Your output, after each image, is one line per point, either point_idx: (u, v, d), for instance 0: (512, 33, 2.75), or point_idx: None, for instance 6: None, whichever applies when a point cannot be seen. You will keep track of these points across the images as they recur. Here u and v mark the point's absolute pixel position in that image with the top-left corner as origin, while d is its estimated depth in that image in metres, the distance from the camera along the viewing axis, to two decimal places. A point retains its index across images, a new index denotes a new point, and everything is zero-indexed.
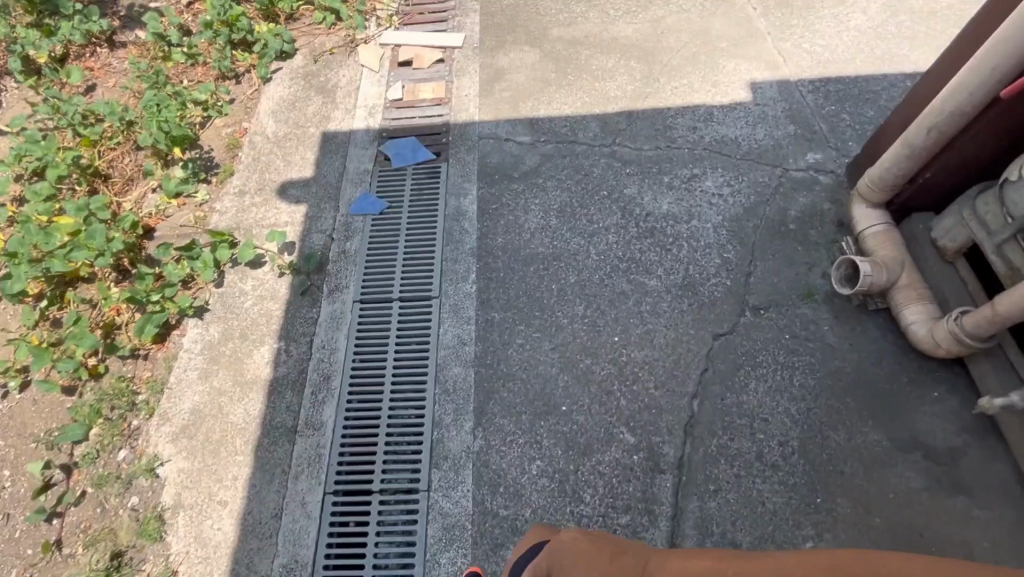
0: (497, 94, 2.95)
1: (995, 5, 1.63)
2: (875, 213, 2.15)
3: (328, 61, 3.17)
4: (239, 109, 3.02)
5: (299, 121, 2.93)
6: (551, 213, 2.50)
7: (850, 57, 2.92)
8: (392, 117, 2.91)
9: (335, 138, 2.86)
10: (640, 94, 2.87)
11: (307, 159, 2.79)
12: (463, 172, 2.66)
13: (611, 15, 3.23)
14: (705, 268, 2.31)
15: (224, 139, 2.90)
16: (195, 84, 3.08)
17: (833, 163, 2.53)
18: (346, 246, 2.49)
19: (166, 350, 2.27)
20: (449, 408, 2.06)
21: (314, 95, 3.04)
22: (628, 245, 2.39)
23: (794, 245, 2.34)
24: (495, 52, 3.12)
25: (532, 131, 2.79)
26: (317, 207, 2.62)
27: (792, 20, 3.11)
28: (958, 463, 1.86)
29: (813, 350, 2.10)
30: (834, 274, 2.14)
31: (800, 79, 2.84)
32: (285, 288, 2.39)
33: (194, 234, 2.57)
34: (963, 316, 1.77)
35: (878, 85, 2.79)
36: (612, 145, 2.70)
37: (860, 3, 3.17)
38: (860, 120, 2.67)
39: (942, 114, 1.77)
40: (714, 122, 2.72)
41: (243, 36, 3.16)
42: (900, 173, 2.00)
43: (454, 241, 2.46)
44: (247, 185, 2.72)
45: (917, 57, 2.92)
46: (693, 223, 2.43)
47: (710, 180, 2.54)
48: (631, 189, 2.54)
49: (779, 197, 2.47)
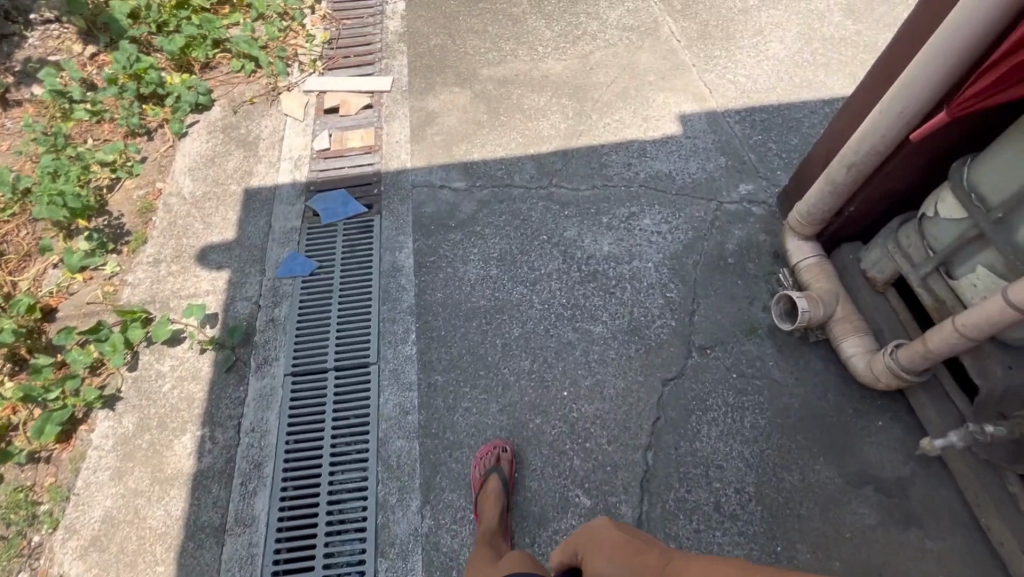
0: (429, 138, 2.86)
1: (906, 50, 1.66)
2: (806, 246, 2.18)
3: (248, 112, 3.01)
4: (151, 168, 2.81)
5: (218, 178, 2.75)
6: (491, 262, 2.42)
7: (772, 85, 3.01)
8: (320, 169, 2.77)
9: (259, 195, 2.69)
10: (574, 132, 2.85)
11: (228, 220, 2.61)
12: (397, 224, 2.55)
13: (540, 52, 3.22)
14: (650, 310, 2.28)
15: (136, 202, 2.68)
16: (101, 144, 2.84)
17: (764, 193, 2.57)
18: (275, 314, 2.33)
19: (71, 449, 2.03)
20: (393, 487, 1.93)
21: (234, 149, 2.86)
22: (572, 291, 2.34)
23: (734, 280, 2.35)
24: (425, 94, 3.03)
25: (467, 176, 2.71)
26: (242, 272, 2.44)
27: (715, 51, 3.18)
28: (907, 494, 1.87)
29: (761, 388, 2.09)
30: (773, 310, 2.14)
31: (727, 110, 2.90)
32: (208, 366, 2.20)
33: (102, 311, 2.34)
34: (898, 349, 1.79)
35: (800, 113, 2.88)
36: (549, 186, 2.66)
37: (776, 33, 3.28)
38: (786, 148, 2.73)
39: (859, 153, 1.80)
40: (648, 158, 2.73)
41: (153, 89, 2.95)
42: (827, 207, 2.03)
43: (391, 299, 2.34)
44: (162, 253, 2.51)
45: (833, 83, 3.03)
46: (635, 263, 2.41)
47: (648, 218, 2.53)
48: (571, 232, 2.50)
49: (716, 231, 2.48)
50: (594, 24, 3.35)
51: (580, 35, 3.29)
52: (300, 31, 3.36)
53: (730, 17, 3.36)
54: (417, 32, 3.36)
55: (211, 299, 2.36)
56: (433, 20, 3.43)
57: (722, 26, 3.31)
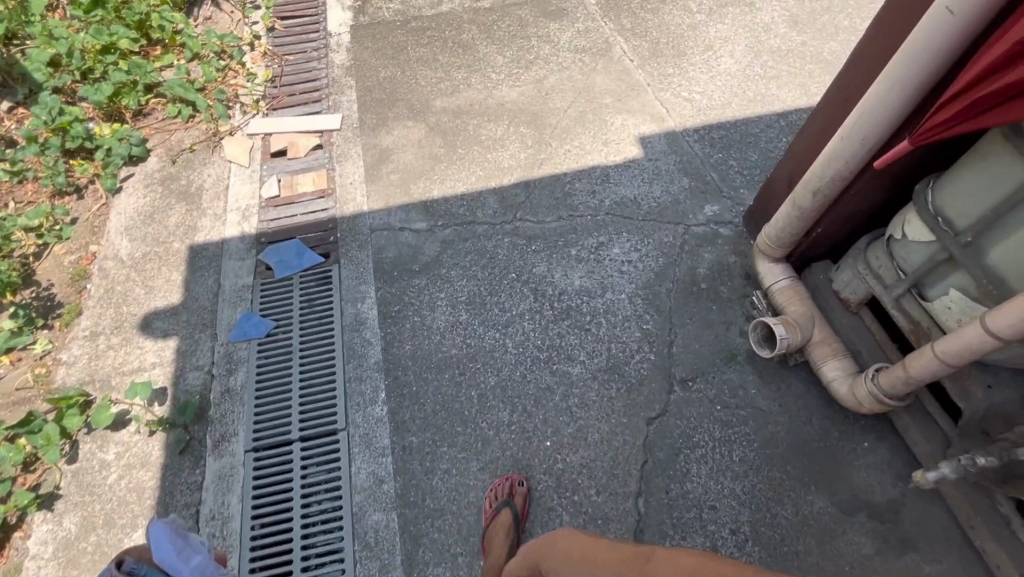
0: (385, 178, 2.73)
1: (865, 75, 1.65)
2: (778, 268, 2.16)
3: (188, 160, 2.81)
4: (83, 230, 2.58)
5: (158, 236, 2.55)
6: (460, 306, 2.31)
7: (727, 101, 3.01)
8: (270, 218, 2.60)
9: (205, 251, 2.50)
10: (534, 161, 2.78)
11: (172, 281, 2.41)
12: (357, 273, 2.42)
13: (493, 78, 3.13)
14: (627, 345, 2.21)
15: (67, 270, 2.45)
16: (24, 207, 2.61)
17: (730, 213, 2.55)
18: (230, 383, 2.15)
19: (5, 562, 1.81)
20: (373, 567, 1.79)
21: (175, 202, 2.66)
22: (546, 331, 2.25)
23: (708, 305, 2.30)
24: (377, 131, 2.90)
25: (428, 216, 2.59)
26: (191, 338, 2.26)
27: (669, 69, 3.16)
28: (899, 517, 1.85)
29: (746, 419, 2.04)
30: (751, 336, 2.11)
31: (686, 130, 2.88)
32: (159, 449, 2.01)
33: (35, 397, 2.12)
34: (879, 374, 1.77)
35: (757, 128, 2.89)
36: (514, 221, 2.57)
37: (726, 47, 3.29)
38: (747, 165, 2.73)
39: (824, 179, 1.78)
40: (612, 184, 2.68)
41: (79, 143, 2.71)
42: (795, 231, 2.01)
43: (356, 356, 2.20)
44: (99, 324, 2.30)
45: (786, 95, 3.06)
46: (608, 295, 2.33)
47: (618, 247, 2.47)
48: (540, 267, 2.41)
49: (686, 256, 2.43)
50: (546, 47, 3.28)
51: (533, 59, 3.22)
52: (239, 70, 3.17)
53: (680, 33, 3.36)
54: (364, 64, 3.22)
55: (157, 373, 2.17)
56: (380, 50, 3.29)
57: (673, 43, 3.30)
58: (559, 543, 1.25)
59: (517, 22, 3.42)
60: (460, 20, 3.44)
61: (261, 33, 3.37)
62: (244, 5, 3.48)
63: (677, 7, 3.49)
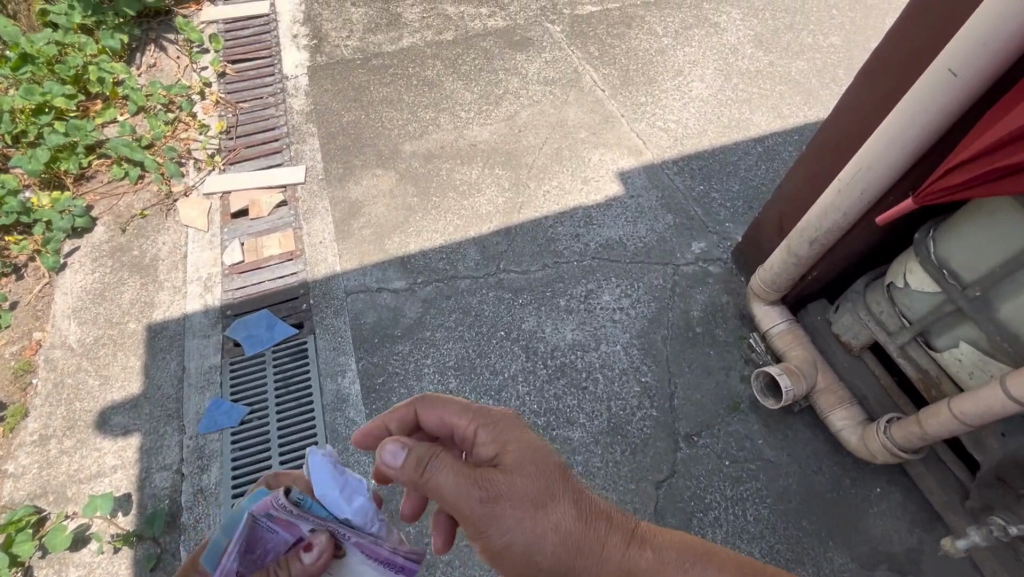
0: (357, 234, 2.57)
1: (853, 130, 1.66)
2: (774, 311, 2.10)
3: (140, 227, 2.58)
4: (25, 316, 2.32)
5: (111, 317, 2.32)
6: (449, 373, 2.19)
7: (702, 129, 2.97)
8: (236, 288, 2.41)
9: (165, 331, 2.29)
10: (513, 206, 2.66)
11: (130, 368, 2.20)
12: (336, 343, 2.26)
13: (463, 117, 3.00)
14: (628, 402, 2.12)
15: (8, 364, 2.20)
16: None
17: (718, 249, 2.49)
18: (203, 482, 1.97)
19: None
20: None
21: (127, 276, 2.43)
22: (542, 393, 2.14)
23: (706, 351, 2.23)
24: (345, 181, 2.74)
25: (406, 273, 2.44)
26: (155, 433, 2.06)
27: (641, 98, 3.09)
28: (920, 566, 1.80)
29: (757, 472, 1.97)
30: (754, 385, 2.05)
31: (664, 162, 2.81)
32: (127, 568, 1.82)
33: None
34: (891, 425, 1.74)
35: (734, 156, 2.85)
36: (498, 272, 2.45)
37: (696, 71, 3.24)
38: (729, 197, 2.68)
39: (819, 229, 1.75)
40: (595, 225, 2.59)
41: (14, 218, 2.44)
42: (791, 276, 1.97)
43: (341, 439, 2.05)
44: (50, 426, 2.07)
45: (760, 118, 3.03)
46: (603, 348, 2.24)
47: (607, 293, 2.38)
48: (529, 322, 2.30)
49: (678, 299, 2.36)
50: (514, 80, 3.16)
51: (502, 94, 3.10)
52: (190, 121, 2.94)
53: (649, 58, 3.29)
54: (325, 108, 3.03)
55: (119, 478, 1.97)
56: (341, 92, 3.09)
57: (643, 70, 3.23)
58: (507, 418, 1.20)
59: (482, 54, 3.29)
60: (423, 55, 3.29)
61: (211, 79, 3.13)
62: (190, 48, 3.23)
63: (643, 31, 3.42)
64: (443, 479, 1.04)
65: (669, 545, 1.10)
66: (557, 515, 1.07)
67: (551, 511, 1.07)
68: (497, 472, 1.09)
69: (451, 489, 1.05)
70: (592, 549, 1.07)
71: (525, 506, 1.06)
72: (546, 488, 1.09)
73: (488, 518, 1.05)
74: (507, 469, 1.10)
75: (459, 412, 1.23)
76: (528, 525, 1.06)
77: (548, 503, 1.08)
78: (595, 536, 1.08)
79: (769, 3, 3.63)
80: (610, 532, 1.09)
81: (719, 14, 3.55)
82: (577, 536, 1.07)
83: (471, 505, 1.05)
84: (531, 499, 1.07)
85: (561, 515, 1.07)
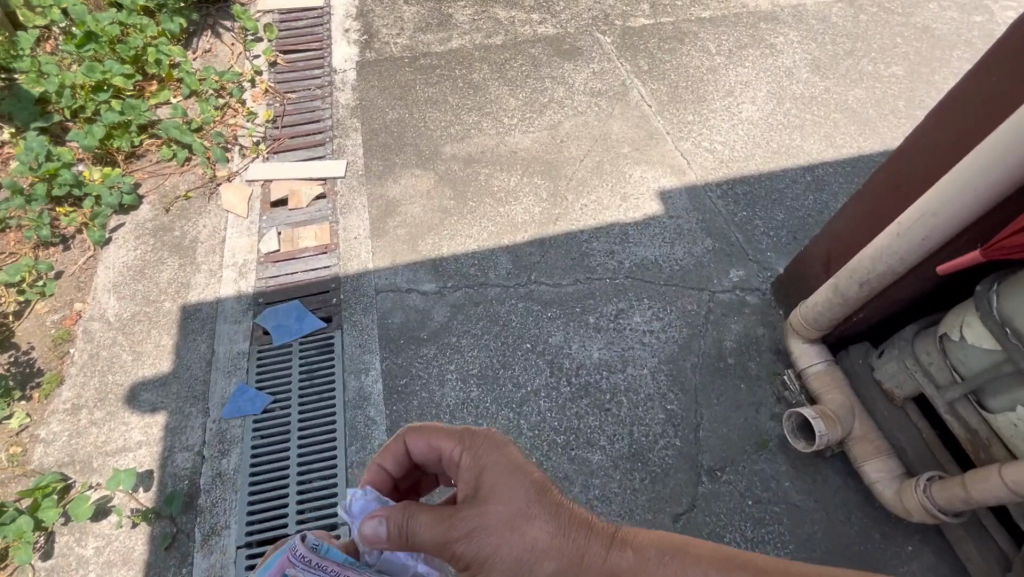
0: (391, 233, 2.57)
1: (912, 173, 1.62)
2: (812, 350, 2.02)
3: (182, 209, 2.63)
4: (68, 286, 2.40)
5: (148, 294, 2.37)
6: (471, 381, 2.17)
7: (750, 153, 2.89)
8: (269, 276, 2.44)
9: (199, 312, 2.33)
10: (549, 217, 2.63)
11: (162, 346, 2.24)
12: (362, 340, 2.27)
13: (506, 123, 2.98)
14: (651, 428, 2.07)
15: (50, 332, 2.28)
16: (7, 260, 2.43)
17: (757, 279, 2.42)
18: (222, 466, 2.00)
19: None
20: None
21: (167, 256, 2.49)
22: (564, 411, 2.10)
23: (737, 383, 2.16)
24: (384, 179, 2.75)
25: (437, 276, 2.44)
26: (180, 413, 2.10)
27: (688, 116, 3.03)
28: None
29: (781, 515, 1.89)
30: (785, 425, 1.97)
31: (707, 184, 2.75)
32: (142, 544, 1.85)
33: (12, 481, 1.95)
34: (931, 484, 1.67)
35: (781, 183, 2.76)
36: (528, 283, 2.42)
37: (747, 92, 3.16)
38: (773, 225, 2.60)
39: (871, 270, 1.70)
40: (631, 244, 2.54)
41: (67, 190, 2.52)
42: (834, 316, 1.90)
43: (360, 437, 2.06)
44: (82, 396, 2.13)
45: (811, 146, 2.93)
46: (629, 370, 2.19)
47: (638, 315, 2.33)
48: (556, 337, 2.27)
49: (711, 327, 2.29)
50: (560, 89, 3.13)
51: (547, 102, 3.07)
52: (239, 108, 3.00)
53: (700, 75, 3.22)
54: (371, 104, 3.05)
55: (143, 454, 2.01)
56: (388, 89, 3.11)
57: (693, 88, 3.16)
58: (486, 438, 1.15)
59: (530, 60, 3.27)
60: (471, 57, 3.28)
61: (262, 68, 3.19)
62: (245, 36, 3.30)
63: (696, 48, 3.35)
64: (419, 522, 1.02)
65: (652, 543, 1.07)
66: (538, 535, 1.04)
67: (531, 532, 1.04)
68: (473, 504, 1.06)
69: (428, 533, 1.02)
70: (578, 564, 1.05)
71: (505, 534, 1.03)
72: (524, 509, 1.06)
73: (470, 552, 1.02)
74: (483, 498, 1.07)
75: (440, 437, 1.19)
76: (510, 555, 1.03)
77: (526, 524, 1.05)
78: (579, 551, 1.05)
79: (830, 27, 3.51)
80: (591, 542, 1.07)
81: (776, 35, 3.45)
82: (561, 554, 1.04)
83: (451, 543, 1.02)
84: (510, 525, 1.04)
85: (540, 535, 1.05)
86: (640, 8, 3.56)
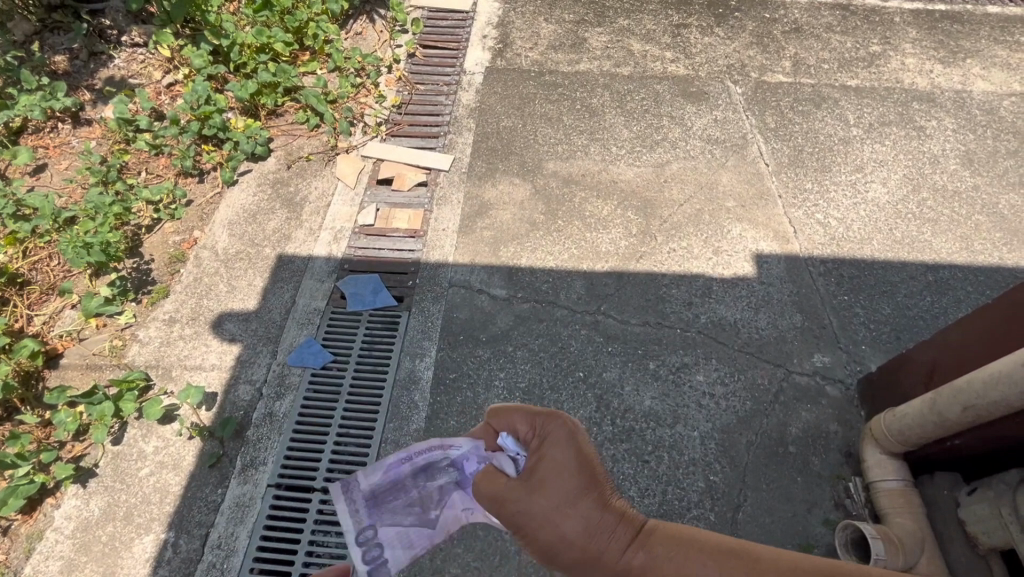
0: (477, 233, 2.65)
1: None
2: (888, 464, 1.84)
3: (302, 168, 2.87)
4: (194, 213, 2.70)
5: (255, 238, 2.61)
6: (517, 394, 2.17)
7: (867, 236, 2.67)
8: (359, 247, 2.61)
9: (292, 264, 2.53)
10: (633, 253, 2.58)
11: (253, 286, 2.46)
12: (425, 326, 2.36)
13: (613, 151, 2.98)
14: (687, 495, 1.96)
15: (168, 250, 2.57)
16: (153, 179, 2.78)
17: (843, 370, 2.22)
18: (274, 407, 2.15)
19: (31, 524, 1.90)
20: None
21: (278, 207, 2.72)
22: (600, 450, 2.04)
23: (793, 475, 1.99)
24: (484, 181, 2.84)
25: (510, 284, 2.48)
26: (252, 349, 2.28)
27: (807, 184, 2.86)
28: None
29: None
30: (838, 536, 1.78)
31: (811, 257, 2.57)
32: (192, 456, 2.03)
33: (108, 368, 2.23)
34: None
35: (896, 276, 2.52)
36: (596, 313, 2.39)
37: (880, 172, 2.92)
38: (875, 319, 2.38)
39: (982, 395, 1.53)
40: (712, 300, 2.43)
41: (214, 132, 2.84)
42: (924, 434, 1.72)
43: (400, 417, 2.13)
44: (179, 311, 2.38)
45: (941, 244, 2.65)
46: (678, 428, 2.09)
47: (702, 374, 2.22)
48: (612, 374, 2.22)
49: (778, 408, 2.13)
50: (677, 129, 3.08)
51: (660, 140, 3.03)
52: (372, 89, 3.23)
53: (830, 145, 3.03)
54: (489, 108, 3.17)
55: (214, 376, 2.21)
56: (509, 98, 3.22)
57: (820, 155, 2.98)
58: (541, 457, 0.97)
59: (652, 96, 3.25)
60: (595, 82, 3.32)
61: (401, 57, 3.43)
62: (393, 26, 3.56)
63: (833, 116, 3.16)
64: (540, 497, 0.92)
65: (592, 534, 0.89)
66: (574, 528, 0.90)
67: (578, 522, 0.90)
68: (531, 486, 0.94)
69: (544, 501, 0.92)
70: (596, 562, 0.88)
71: (540, 525, 0.91)
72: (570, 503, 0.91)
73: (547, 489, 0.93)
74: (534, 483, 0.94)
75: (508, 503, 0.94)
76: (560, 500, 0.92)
77: (575, 512, 0.91)
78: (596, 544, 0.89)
79: (994, 121, 3.18)
80: (613, 544, 0.88)
81: (928, 118, 3.18)
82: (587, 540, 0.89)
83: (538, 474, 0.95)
84: (562, 509, 0.91)
85: (587, 526, 0.90)
86: (781, 64, 3.43)
